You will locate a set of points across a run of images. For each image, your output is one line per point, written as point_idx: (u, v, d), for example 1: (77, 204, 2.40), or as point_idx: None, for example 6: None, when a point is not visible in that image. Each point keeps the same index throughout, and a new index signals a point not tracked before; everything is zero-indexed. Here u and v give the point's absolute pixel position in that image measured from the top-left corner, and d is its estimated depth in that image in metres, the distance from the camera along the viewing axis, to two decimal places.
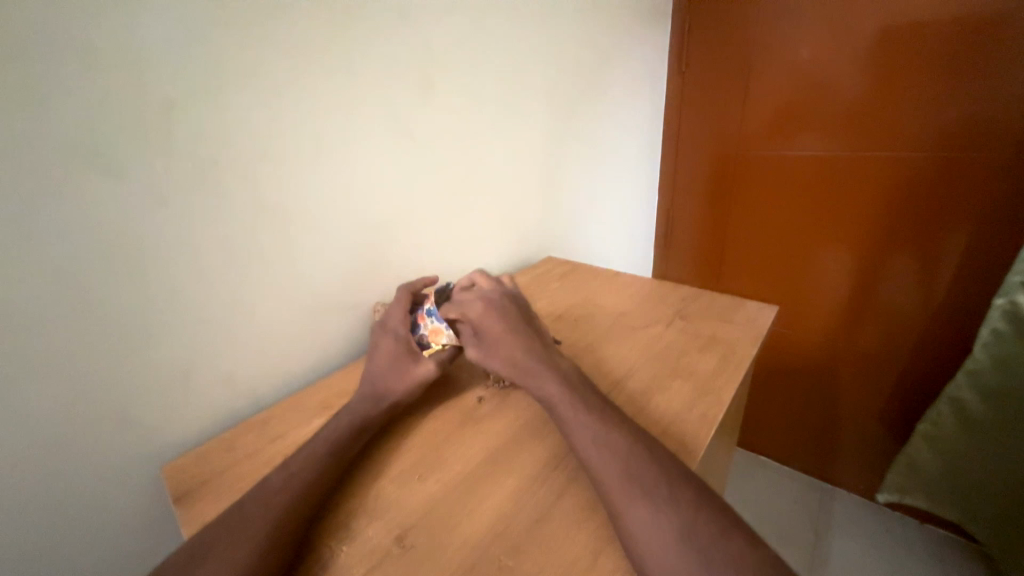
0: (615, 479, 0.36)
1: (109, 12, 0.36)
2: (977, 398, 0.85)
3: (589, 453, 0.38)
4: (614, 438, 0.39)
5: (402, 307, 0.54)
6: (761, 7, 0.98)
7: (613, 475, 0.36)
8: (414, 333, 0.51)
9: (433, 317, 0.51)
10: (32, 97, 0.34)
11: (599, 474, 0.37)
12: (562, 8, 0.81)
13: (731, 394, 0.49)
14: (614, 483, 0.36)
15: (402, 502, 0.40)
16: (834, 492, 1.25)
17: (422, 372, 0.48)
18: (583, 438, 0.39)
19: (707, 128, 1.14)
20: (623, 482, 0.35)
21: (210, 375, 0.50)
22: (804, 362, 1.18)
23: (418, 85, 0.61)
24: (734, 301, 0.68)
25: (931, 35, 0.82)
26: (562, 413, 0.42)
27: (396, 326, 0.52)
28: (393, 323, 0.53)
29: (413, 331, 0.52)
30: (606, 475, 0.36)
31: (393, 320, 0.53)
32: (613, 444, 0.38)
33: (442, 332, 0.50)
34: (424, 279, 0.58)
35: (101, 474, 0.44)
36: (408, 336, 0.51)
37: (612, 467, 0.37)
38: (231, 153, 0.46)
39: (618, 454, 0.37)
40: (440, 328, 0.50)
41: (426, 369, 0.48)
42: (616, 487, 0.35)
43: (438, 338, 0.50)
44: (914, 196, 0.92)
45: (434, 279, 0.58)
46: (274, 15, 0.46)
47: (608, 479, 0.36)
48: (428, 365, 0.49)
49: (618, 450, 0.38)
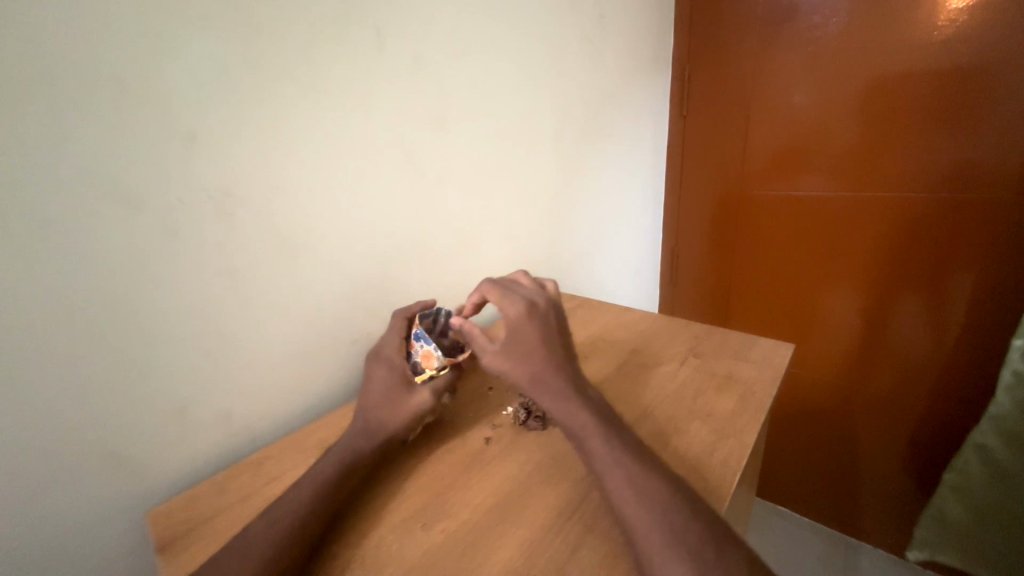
0: (651, 534, 0.33)
1: (143, 53, 0.38)
2: (1003, 444, 0.81)
3: (623, 499, 0.36)
4: (649, 483, 0.36)
5: (396, 334, 0.52)
6: (756, 57, 1.04)
7: (649, 528, 0.34)
8: (409, 360, 0.49)
9: (423, 340, 0.49)
10: (60, 130, 0.35)
11: (634, 527, 0.34)
12: (569, 56, 0.86)
13: (753, 437, 0.47)
14: (650, 538, 0.33)
15: (403, 553, 0.37)
16: (860, 548, 1.17)
17: (416, 401, 0.46)
18: (617, 482, 0.37)
19: (708, 170, 1.18)
20: (659, 537, 0.33)
21: (207, 411, 0.48)
22: (818, 405, 1.14)
23: (432, 124, 0.63)
24: (747, 338, 0.67)
25: (919, 83, 0.86)
26: (595, 452, 0.39)
27: (390, 354, 0.50)
28: (389, 351, 0.51)
29: (408, 358, 0.50)
30: (641, 526, 0.34)
31: (387, 348, 0.51)
32: (648, 491, 0.36)
33: (432, 356, 0.48)
34: (420, 303, 0.55)
35: (84, 517, 0.41)
36: (402, 363, 0.49)
37: (647, 517, 0.34)
38: (247, 185, 0.47)
39: (649, 504, 0.35)
40: (430, 352, 0.48)
41: (420, 398, 0.46)
42: (654, 542, 0.33)
43: (431, 363, 0.48)
44: (917, 236, 0.92)
45: (430, 303, 0.56)
46: (299, 58, 0.48)
47: (644, 533, 0.34)
48: (421, 393, 0.47)
49: (652, 497, 0.35)
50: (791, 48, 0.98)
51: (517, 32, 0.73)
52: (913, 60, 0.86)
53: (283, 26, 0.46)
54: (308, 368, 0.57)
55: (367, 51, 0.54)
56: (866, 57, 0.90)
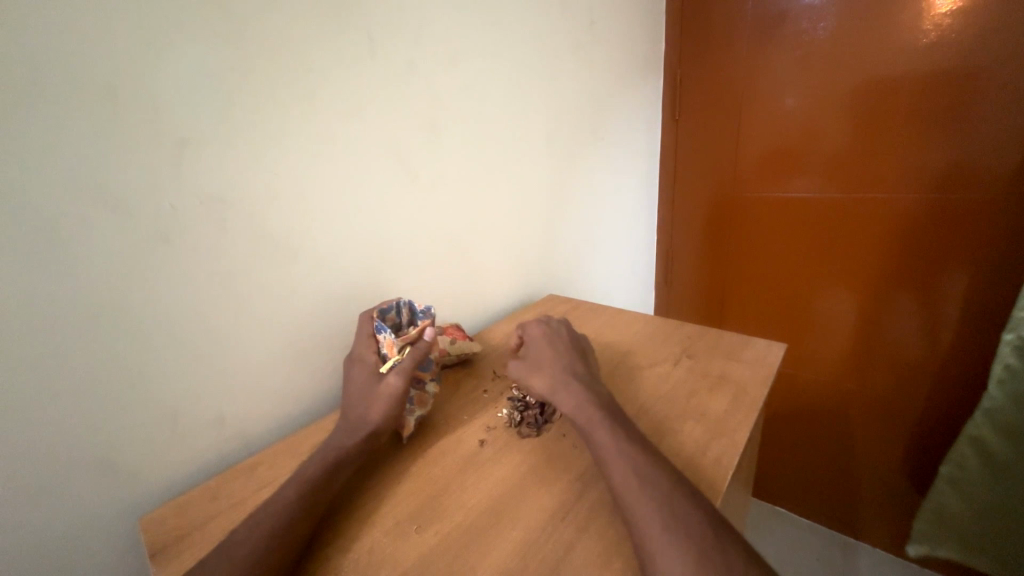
0: (651, 524, 0.34)
1: (136, 61, 0.39)
2: (998, 437, 0.81)
3: (624, 486, 0.37)
4: (647, 479, 0.37)
5: (364, 333, 0.52)
6: (747, 61, 1.05)
7: (649, 516, 0.34)
8: (379, 353, 0.50)
9: (384, 330, 0.50)
10: (52, 136, 0.36)
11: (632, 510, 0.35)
12: (562, 59, 0.87)
13: (745, 436, 0.47)
14: (654, 511, 0.35)
15: (397, 555, 0.37)
16: (858, 547, 1.17)
17: (387, 387, 0.46)
18: (619, 471, 0.38)
19: (700, 172, 1.19)
20: (660, 522, 0.34)
21: (200, 417, 0.48)
22: (814, 405, 1.14)
23: (425, 127, 0.64)
24: (740, 338, 0.67)
25: (909, 85, 0.87)
26: (600, 442, 0.41)
27: (361, 352, 0.51)
28: (359, 350, 0.51)
29: (378, 351, 0.50)
30: (641, 514, 0.35)
31: (358, 347, 0.51)
32: (646, 485, 0.37)
33: (392, 342, 0.49)
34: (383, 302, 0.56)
35: (75, 525, 0.41)
36: (372, 358, 0.50)
37: (644, 503, 0.35)
38: (239, 190, 0.47)
39: (649, 496, 0.36)
40: (390, 339, 0.49)
41: (390, 384, 0.46)
42: (652, 522, 0.34)
43: (393, 349, 0.49)
44: (910, 237, 0.93)
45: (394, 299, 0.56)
46: (293, 63, 0.49)
47: (643, 520, 0.34)
48: (388, 378, 0.47)
49: (653, 491, 0.36)
50: (780, 52, 1.00)
51: (508, 34, 0.74)
52: (900, 63, 0.87)
53: (275, 32, 0.47)
54: (301, 371, 0.56)
55: (360, 56, 0.55)
56: (853, 61, 0.92)
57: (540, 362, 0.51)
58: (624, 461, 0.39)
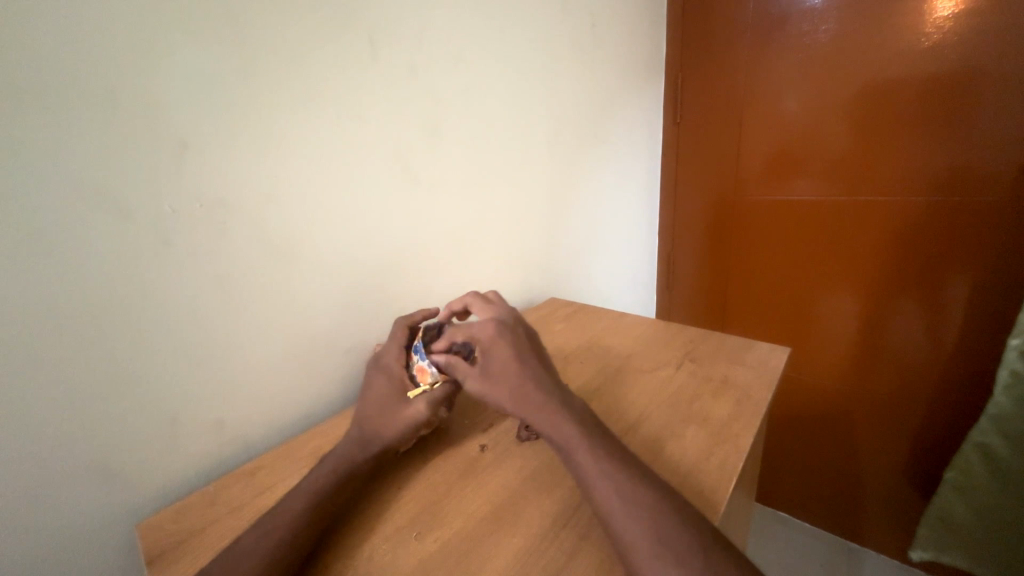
0: (641, 544, 0.33)
1: (135, 66, 0.39)
2: (1005, 443, 0.80)
3: (612, 511, 0.35)
4: (637, 493, 0.36)
5: (398, 342, 0.52)
6: (749, 62, 1.05)
7: (639, 539, 0.33)
8: (408, 371, 0.49)
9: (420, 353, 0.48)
10: (51, 141, 0.36)
11: (616, 529, 0.34)
12: (563, 63, 0.87)
13: (748, 441, 0.46)
14: (639, 534, 0.34)
15: (397, 562, 0.37)
16: (862, 553, 1.16)
17: (411, 413, 0.45)
18: (602, 490, 0.36)
19: (702, 175, 1.19)
20: (651, 551, 0.33)
21: (198, 422, 0.47)
22: (817, 409, 1.14)
23: (425, 130, 0.64)
24: (743, 343, 0.66)
25: (911, 86, 0.87)
26: (579, 462, 0.38)
27: (391, 363, 0.50)
28: (388, 359, 0.51)
29: (407, 368, 0.49)
30: (634, 542, 0.33)
31: (388, 357, 0.51)
32: (644, 498, 0.36)
33: (427, 369, 0.47)
34: (423, 312, 0.56)
35: (71, 532, 0.40)
36: (400, 374, 0.48)
37: (637, 528, 0.34)
38: (239, 191, 0.47)
39: (637, 515, 0.34)
40: (425, 366, 0.47)
41: (415, 411, 0.45)
42: (643, 542, 0.33)
43: (426, 377, 0.47)
44: (912, 239, 0.92)
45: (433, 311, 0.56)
46: (295, 69, 0.49)
47: (635, 547, 0.33)
48: (416, 405, 0.45)
49: (655, 502, 0.35)
50: (780, 55, 1.00)
51: (508, 39, 0.74)
52: (900, 66, 0.87)
53: (275, 35, 0.47)
54: (303, 375, 0.56)
55: (359, 58, 0.55)
56: (852, 65, 0.92)
57: (498, 369, 0.43)
58: (605, 479, 0.37)
